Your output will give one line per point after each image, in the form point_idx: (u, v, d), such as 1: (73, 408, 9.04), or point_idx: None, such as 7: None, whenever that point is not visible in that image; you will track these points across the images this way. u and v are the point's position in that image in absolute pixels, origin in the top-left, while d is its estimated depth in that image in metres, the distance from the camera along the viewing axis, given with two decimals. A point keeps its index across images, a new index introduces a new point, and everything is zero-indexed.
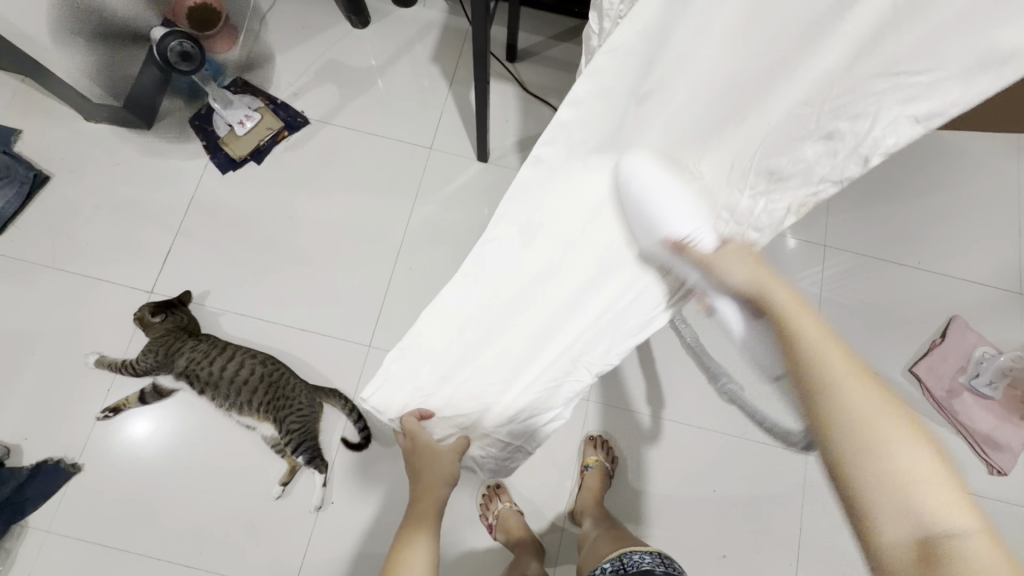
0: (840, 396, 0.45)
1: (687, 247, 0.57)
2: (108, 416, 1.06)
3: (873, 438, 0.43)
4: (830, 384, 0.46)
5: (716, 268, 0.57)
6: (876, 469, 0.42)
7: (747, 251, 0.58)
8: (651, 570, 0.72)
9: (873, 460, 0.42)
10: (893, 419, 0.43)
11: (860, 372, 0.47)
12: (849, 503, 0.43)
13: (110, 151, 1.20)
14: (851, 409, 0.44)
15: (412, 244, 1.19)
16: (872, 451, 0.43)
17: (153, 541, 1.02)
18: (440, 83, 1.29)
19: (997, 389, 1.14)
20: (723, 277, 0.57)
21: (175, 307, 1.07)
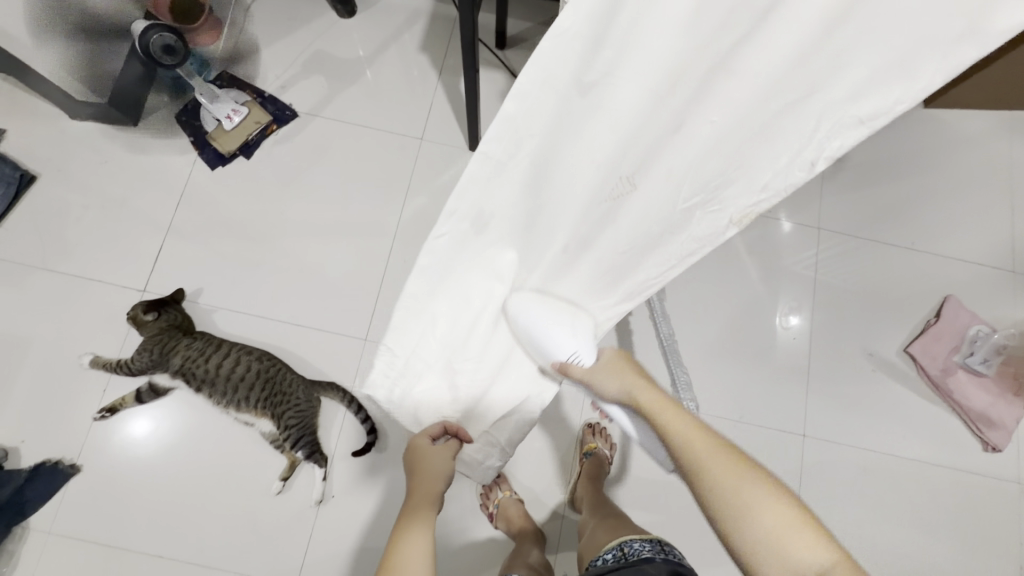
0: (711, 481, 0.56)
1: (570, 370, 0.68)
2: (105, 416, 1.06)
3: (733, 505, 0.55)
4: (697, 476, 0.57)
5: (595, 383, 0.69)
6: (750, 515, 0.54)
7: (622, 363, 0.68)
8: (651, 558, 0.72)
9: (752, 522, 0.53)
10: (759, 483, 0.55)
11: (731, 453, 0.58)
12: (728, 538, 0.55)
13: (96, 149, 1.19)
14: (718, 485, 0.56)
15: (405, 236, 1.18)
16: (736, 518, 0.54)
17: (154, 540, 1.02)
18: (429, 73, 1.27)
19: (991, 366, 1.14)
20: (601, 388, 0.68)
21: (168, 306, 1.06)
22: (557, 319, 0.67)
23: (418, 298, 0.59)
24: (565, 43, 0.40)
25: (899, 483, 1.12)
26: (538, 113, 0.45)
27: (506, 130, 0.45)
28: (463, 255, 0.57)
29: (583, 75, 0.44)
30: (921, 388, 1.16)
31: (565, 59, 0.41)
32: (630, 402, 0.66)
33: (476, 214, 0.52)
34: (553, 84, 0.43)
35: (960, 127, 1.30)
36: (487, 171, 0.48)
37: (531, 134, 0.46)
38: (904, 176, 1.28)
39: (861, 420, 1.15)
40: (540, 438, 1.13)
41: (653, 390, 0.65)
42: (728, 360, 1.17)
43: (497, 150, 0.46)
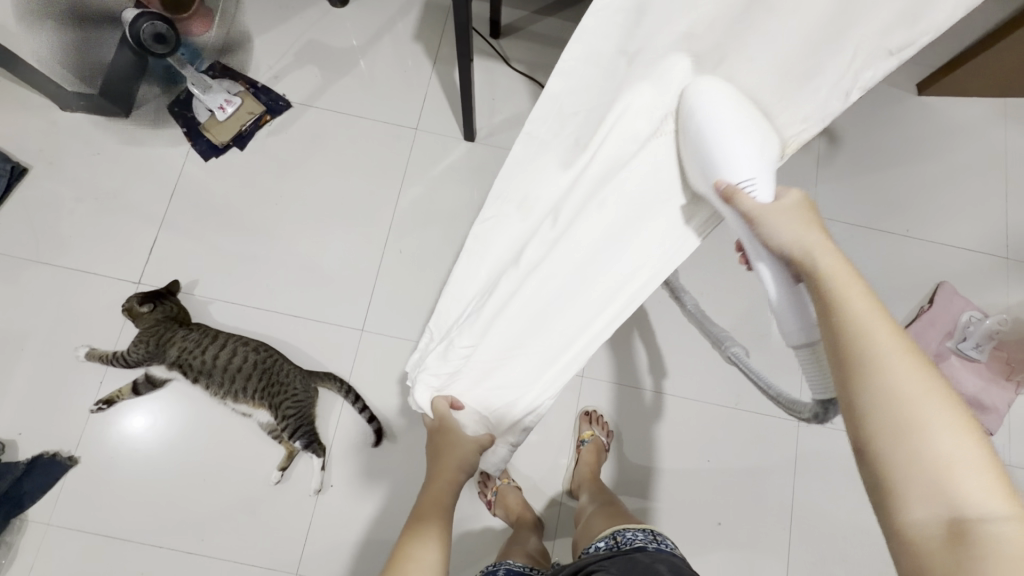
0: (881, 367, 0.39)
1: (736, 196, 0.52)
2: (102, 409, 1.06)
3: (903, 413, 0.37)
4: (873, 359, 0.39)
5: (762, 227, 0.50)
6: (910, 433, 0.37)
7: (809, 212, 0.50)
8: (643, 546, 0.73)
9: (901, 445, 0.37)
10: (936, 393, 0.38)
11: (915, 352, 0.39)
12: (865, 449, 0.38)
13: (88, 141, 1.18)
14: (890, 383, 0.38)
15: (400, 227, 1.18)
16: (907, 426, 0.37)
17: (154, 531, 1.02)
18: (423, 62, 1.27)
19: (983, 351, 1.16)
20: (769, 234, 0.49)
21: (163, 297, 1.05)
22: (739, 127, 0.51)
23: (471, 267, 0.66)
24: (605, 20, 0.42)
25: None
26: (583, 89, 0.47)
27: (550, 109, 0.49)
28: (509, 230, 0.62)
29: (628, 45, 0.45)
30: None
31: (608, 34, 0.43)
32: (799, 262, 0.46)
33: (522, 199, 0.58)
34: (599, 60, 0.45)
35: (954, 114, 1.30)
36: (531, 151, 0.53)
37: (575, 112, 0.49)
38: (898, 163, 1.28)
39: None
40: (538, 428, 1.14)
41: (836, 253, 0.45)
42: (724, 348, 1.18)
43: (539, 129, 0.51)
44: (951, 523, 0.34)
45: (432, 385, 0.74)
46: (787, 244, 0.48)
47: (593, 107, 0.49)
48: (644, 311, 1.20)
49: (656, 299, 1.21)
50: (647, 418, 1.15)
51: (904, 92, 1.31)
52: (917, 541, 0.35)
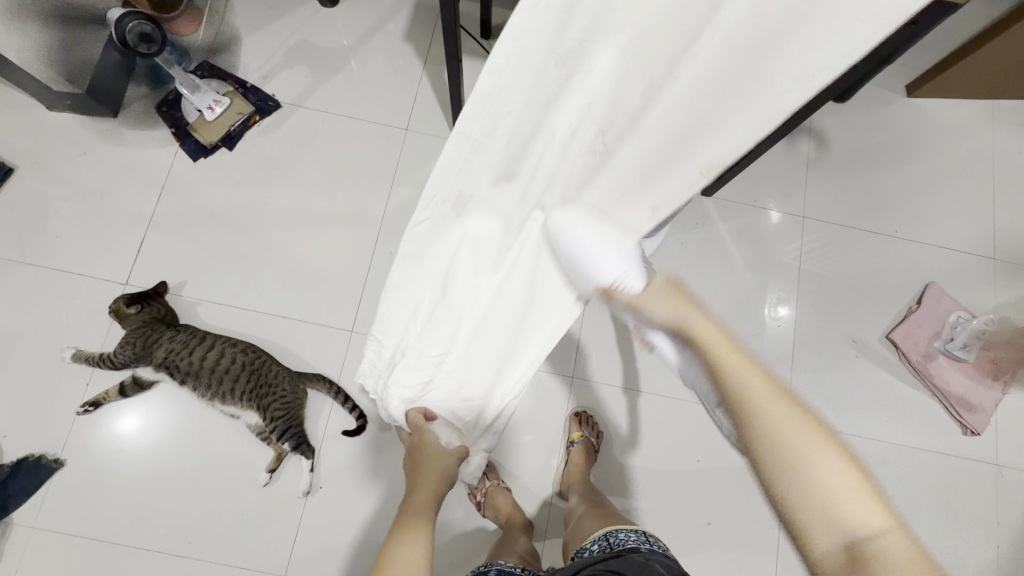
0: (763, 421, 0.50)
1: (614, 285, 0.61)
2: (88, 411, 1.05)
3: (786, 454, 0.49)
4: (762, 421, 0.50)
5: (641, 308, 0.60)
6: (798, 466, 0.49)
7: (675, 290, 0.58)
8: (635, 547, 0.73)
9: (791, 475, 0.49)
10: (811, 435, 0.49)
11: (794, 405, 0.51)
12: (770, 486, 0.50)
13: (75, 141, 1.17)
14: (771, 433, 0.49)
15: (391, 228, 1.18)
16: (787, 464, 0.49)
17: (140, 534, 1.02)
18: (414, 63, 1.27)
19: (971, 352, 1.16)
20: (647, 311, 0.59)
21: (151, 298, 1.05)
22: (602, 241, 0.59)
23: (410, 275, 0.68)
24: (536, 18, 0.39)
25: (881, 467, 1.14)
26: (516, 90, 0.44)
27: (482, 108, 0.45)
28: (448, 236, 0.61)
29: (556, 47, 0.41)
30: (903, 373, 1.18)
31: (539, 34, 0.40)
32: (681, 335, 0.56)
33: (455, 197, 0.55)
34: (529, 58, 0.42)
35: (941, 116, 1.31)
36: (466, 151, 0.49)
37: (508, 111, 0.46)
38: (886, 165, 1.29)
39: (844, 406, 1.17)
40: (531, 430, 1.14)
41: (712, 329, 0.55)
42: None
43: (473, 130, 0.47)
44: (848, 547, 0.46)
45: (404, 398, 0.84)
46: (675, 322, 0.56)
47: (525, 109, 0.46)
48: None
49: None
50: (640, 419, 1.15)
51: (892, 93, 1.32)
52: (818, 561, 0.48)
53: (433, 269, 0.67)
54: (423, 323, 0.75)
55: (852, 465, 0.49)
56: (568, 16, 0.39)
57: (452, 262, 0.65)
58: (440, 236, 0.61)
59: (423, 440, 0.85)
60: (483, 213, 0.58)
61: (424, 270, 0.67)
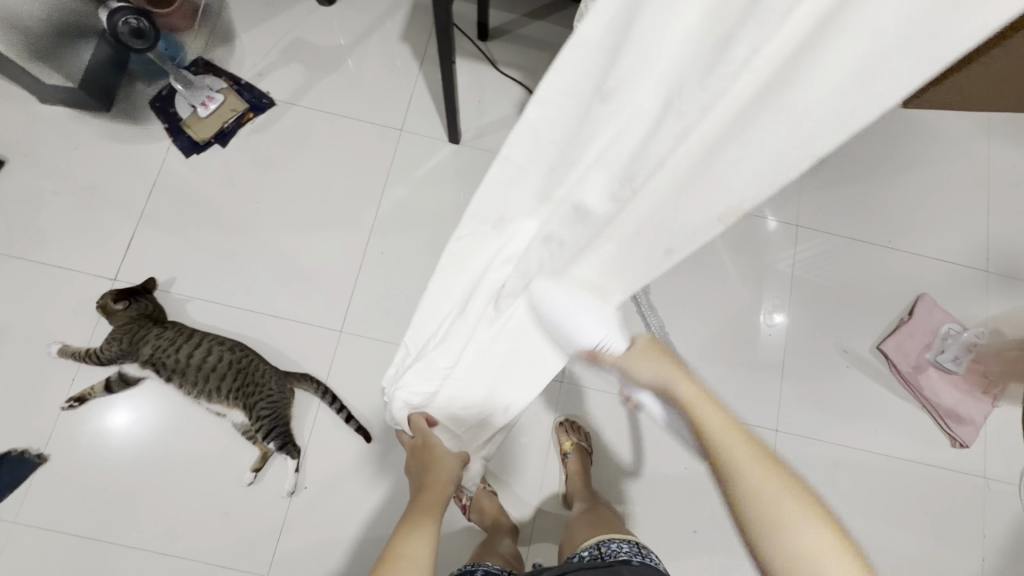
0: (737, 471, 0.51)
1: (598, 355, 0.65)
2: (73, 406, 1.04)
3: (770, 513, 0.49)
4: (729, 471, 0.52)
5: (630, 369, 0.63)
6: (777, 531, 0.49)
7: (654, 348, 0.64)
8: (628, 559, 0.73)
9: (774, 532, 0.49)
10: (783, 483, 0.51)
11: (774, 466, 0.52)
12: (746, 527, 0.51)
13: (67, 135, 1.16)
14: (748, 480, 0.51)
15: (382, 228, 1.17)
16: (772, 524, 0.49)
17: (122, 531, 1.01)
18: (410, 63, 1.26)
19: (961, 364, 1.16)
20: (638, 376, 0.62)
21: (139, 295, 1.04)
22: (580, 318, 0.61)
23: (443, 285, 0.65)
24: (582, 54, 0.40)
25: (869, 477, 1.14)
26: (558, 117, 0.44)
27: (528, 136, 0.46)
28: (483, 253, 0.60)
29: (603, 83, 0.41)
30: (893, 385, 1.18)
31: (583, 68, 0.41)
32: (665, 392, 0.60)
33: (496, 219, 0.56)
34: (572, 92, 0.42)
35: (937, 127, 1.31)
36: (507, 175, 0.50)
37: (553, 141, 0.46)
38: (880, 174, 1.29)
39: (834, 416, 1.16)
40: (519, 434, 1.13)
41: (694, 384, 0.58)
42: (704, 353, 1.18)
43: (516, 156, 0.48)
44: None
45: (408, 402, 0.80)
46: (659, 381, 0.60)
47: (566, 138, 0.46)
48: None
49: None
50: (629, 425, 1.15)
51: None
52: None
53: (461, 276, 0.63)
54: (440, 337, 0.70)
55: (827, 518, 0.50)
56: (612, 55, 0.39)
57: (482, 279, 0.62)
58: (472, 249, 0.60)
59: (428, 442, 0.82)
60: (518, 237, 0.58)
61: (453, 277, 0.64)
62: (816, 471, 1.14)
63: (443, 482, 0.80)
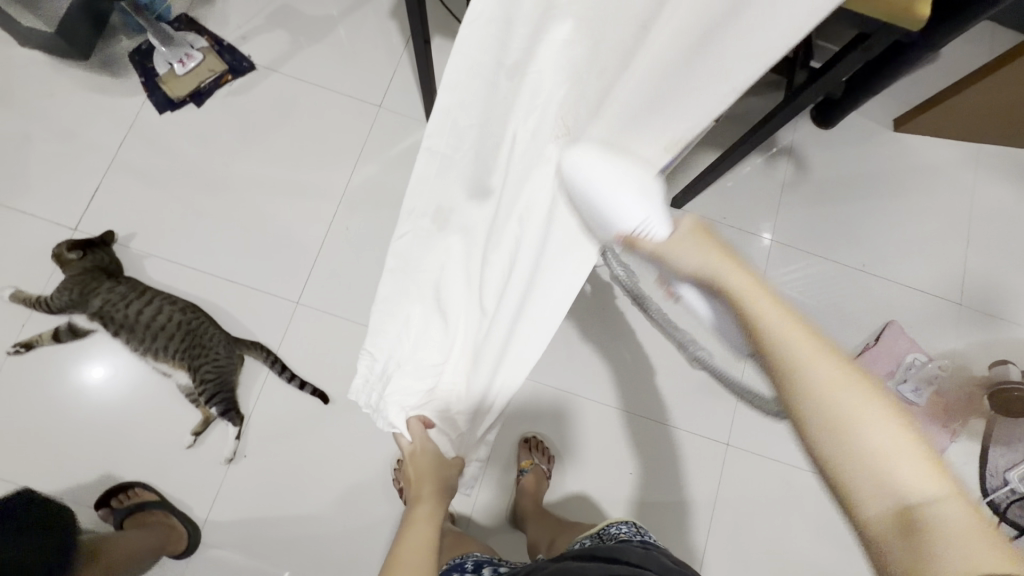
0: (816, 396, 0.43)
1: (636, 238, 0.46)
2: (20, 352, 1.04)
3: (841, 417, 0.42)
4: (799, 395, 0.43)
5: (667, 258, 0.49)
6: (860, 451, 0.42)
7: (709, 232, 0.48)
8: (628, 537, 0.70)
9: (867, 476, 0.42)
10: (866, 392, 0.43)
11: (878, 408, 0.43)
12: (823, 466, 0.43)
13: (43, 80, 1.15)
14: (819, 407, 0.43)
15: (350, 203, 1.16)
16: (847, 449, 0.42)
17: (56, 482, 1.00)
18: (396, 40, 1.24)
19: (922, 396, 1.14)
20: (677, 264, 0.49)
21: (96, 247, 1.04)
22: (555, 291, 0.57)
23: (399, 288, 0.66)
24: (479, 30, 0.40)
25: (817, 500, 1.12)
26: (469, 107, 0.46)
27: (443, 126, 0.47)
28: (432, 249, 0.61)
29: (502, 65, 0.42)
30: None
31: (483, 44, 0.41)
32: (708, 287, 0.47)
33: (436, 213, 0.57)
34: (474, 74, 0.43)
35: (927, 154, 1.28)
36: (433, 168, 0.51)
37: (470, 126, 0.47)
38: (862, 197, 1.26)
39: (788, 436, 1.15)
40: None
41: (770, 295, 0.45)
42: (663, 360, 1.17)
43: (439, 145, 0.49)
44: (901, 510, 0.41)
45: (402, 407, 0.75)
46: (700, 271, 0.47)
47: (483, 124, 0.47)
48: (589, 318, 1.17)
49: (601, 304, 1.18)
50: (580, 425, 1.13)
51: (879, 125, 1.29)
52: (871, 527, 0.41)
53: (416, 276, 0.64)
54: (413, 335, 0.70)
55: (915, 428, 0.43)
56: (509, 27, 0.39)
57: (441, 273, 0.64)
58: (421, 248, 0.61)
59: (423, 450, 0.79)
60: (463, 228, 0.59)
61: (410, 280, 0.65)
62: (763, 488, 1.12)
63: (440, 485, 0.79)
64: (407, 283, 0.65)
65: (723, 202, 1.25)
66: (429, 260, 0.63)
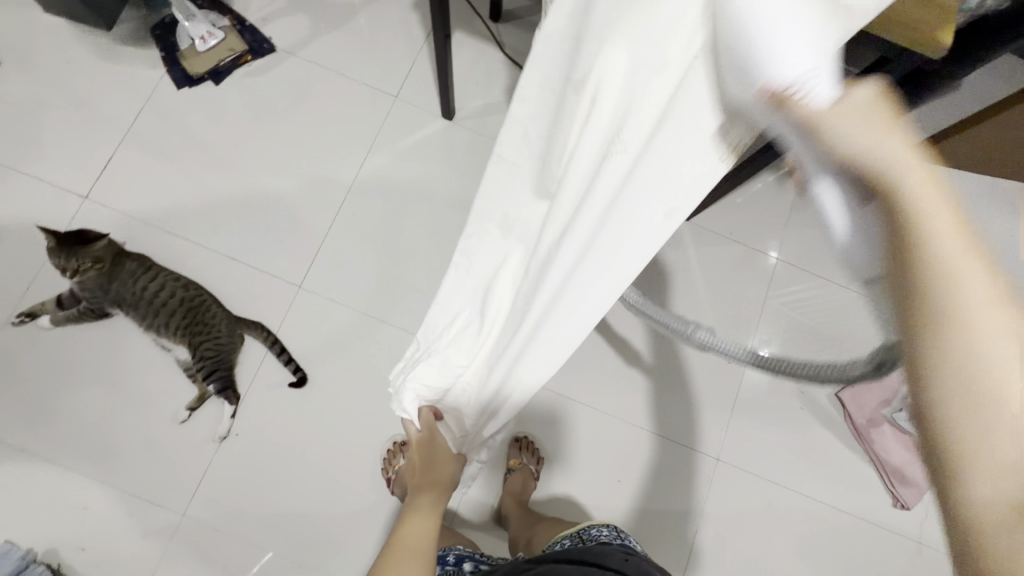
0: (941, 359, 0.30)
1: (789, 103, 0.32)
2: (23, 322, 1.04)
3: (979, 384, 0.29)
4: (951, 373, 0.30)
5: (824, 132, 0.32)
6: (978, 396, 0.29)
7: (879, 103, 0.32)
8: (608, 540, 0.70)
9: (994, 421, 0.29)
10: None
11: (992, 272, 0.29)
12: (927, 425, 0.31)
13: (64, 47, 1.16)
14: (948, 374, 0.30)
15: (359, 191, 1.16)
16: (978, 406, 0.29)
17: (48, 446, 1.01)
18: (417, 32, 1.25)
19: None
20: (838, 137, 0.32)
21: (81, 250, 0.98)
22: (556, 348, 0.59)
23: (457, 282, 0.67)
24: (553, 46, 0.42)
25: (803, 521, 1.12)
26: (542, 115, 0.48)
27: (513, 132, 0.50)
28: (493, 254, 0.62)
29: (572, 74, 0.42)
30: (844, 435, 1.16)
31: (556, 59, 0.43)
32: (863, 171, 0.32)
33: (502, 217, 0.59)
34: (552, 85, 0.45)
35: None
36: (503, 175, 0.55)
37: (539, 136, 0.50)
38: None
39: (778, 454, 1.15)
40: None
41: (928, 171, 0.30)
42: (659, 371, 1.17)
43: (508, 153, 0.52)
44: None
45: (421, 396, 0.75)
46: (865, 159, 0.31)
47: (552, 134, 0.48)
48: None
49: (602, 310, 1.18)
50: (571, 429, 1.13)
51: None
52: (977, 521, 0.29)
53: (473, 275, 0.66)
54: (454, 331, 0.70)
55: None
56: (577, 44, 0.41)
57: (493, 278, 0.64)
58: (483, 249, 0.63)
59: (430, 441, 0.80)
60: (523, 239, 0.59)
61: (467, 280, 0.66)
62: (749, 505, 1.12)
63: (443, 486, 0.81)
64: (462, 281, 0.67)
65: (732, 217, 1.25)
66: (485, 262, 0.64)
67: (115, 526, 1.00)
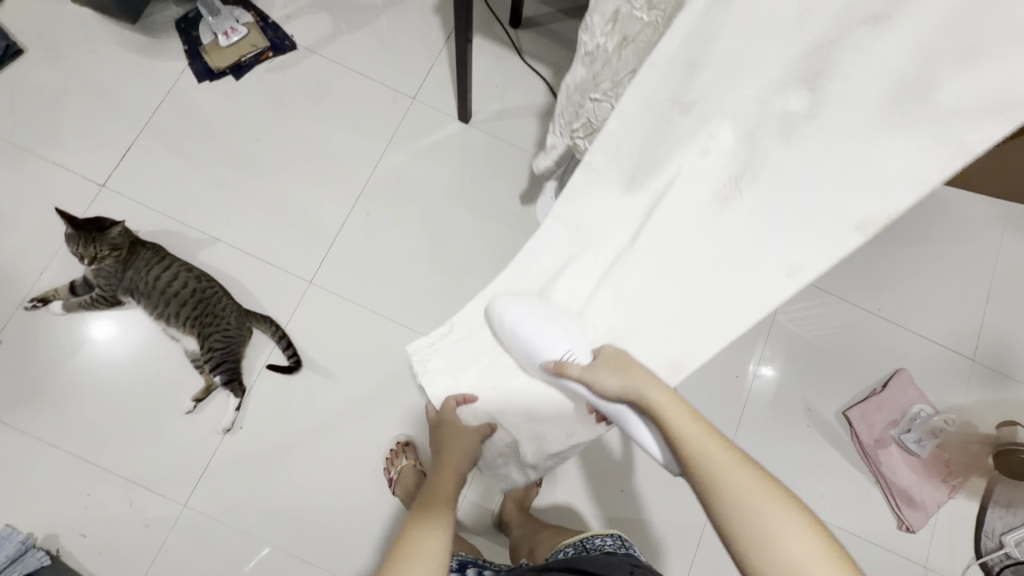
0: (727, 494, 0.52)
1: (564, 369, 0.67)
2: (36, 307, 1.05)
3: (757, 527, 0.50)
4: (737, 518, 0.51)
5: (592, 379, 0.65)
6: (767, 542, 0.49)
7: (620, 360, 0.66)
8: (613, 549, 0.69)
9: (777, 555, 0.48)
10: (773, 496, 0.51)
11: (734, 457, 0.54)
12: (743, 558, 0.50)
13: (90, 37, 1.18)
14: (739, 505, 0.51)
15: (373, 190, 1.17)
16: (763, 542, 0.49)
17: (54, 431, 1.01)
18: (437, 35, 1.26)
19: (924, 448, 1.13)
20: (602, 387, 0.64)
21: (98, 237, 0.95)
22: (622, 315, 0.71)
23: (518, 279, 0.77)
24: (664, 68, 0.55)
25: None
26: (634, 129, 0.62)
27: (606, 143, 0.64)
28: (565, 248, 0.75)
29: (682, 95, 0.58)
30: (851, 454, 1.15)
31: (665, 82, 0.56)
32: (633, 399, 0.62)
33: (577, 225, 0.73)
34: (653, 106, 0.59)
35: (954, 205, 1.28)
36: (590, 182, 0.70)
37: (627, 150, 0.64)
38: (884, 241, 1.25)
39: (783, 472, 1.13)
40: None
41: (663, 391, 0.62)
42: None
43: (599, 164, 0.67)
44: None
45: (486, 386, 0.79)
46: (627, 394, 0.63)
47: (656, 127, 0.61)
48: None
49: None
50: None
51: None
52: None
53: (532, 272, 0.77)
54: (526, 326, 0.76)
55: (814, 521, 0.50)
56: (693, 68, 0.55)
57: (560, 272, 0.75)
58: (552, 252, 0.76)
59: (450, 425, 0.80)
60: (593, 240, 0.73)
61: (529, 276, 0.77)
62: None
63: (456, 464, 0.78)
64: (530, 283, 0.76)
65: None
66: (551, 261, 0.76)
67: (115, 515, 0.99)
